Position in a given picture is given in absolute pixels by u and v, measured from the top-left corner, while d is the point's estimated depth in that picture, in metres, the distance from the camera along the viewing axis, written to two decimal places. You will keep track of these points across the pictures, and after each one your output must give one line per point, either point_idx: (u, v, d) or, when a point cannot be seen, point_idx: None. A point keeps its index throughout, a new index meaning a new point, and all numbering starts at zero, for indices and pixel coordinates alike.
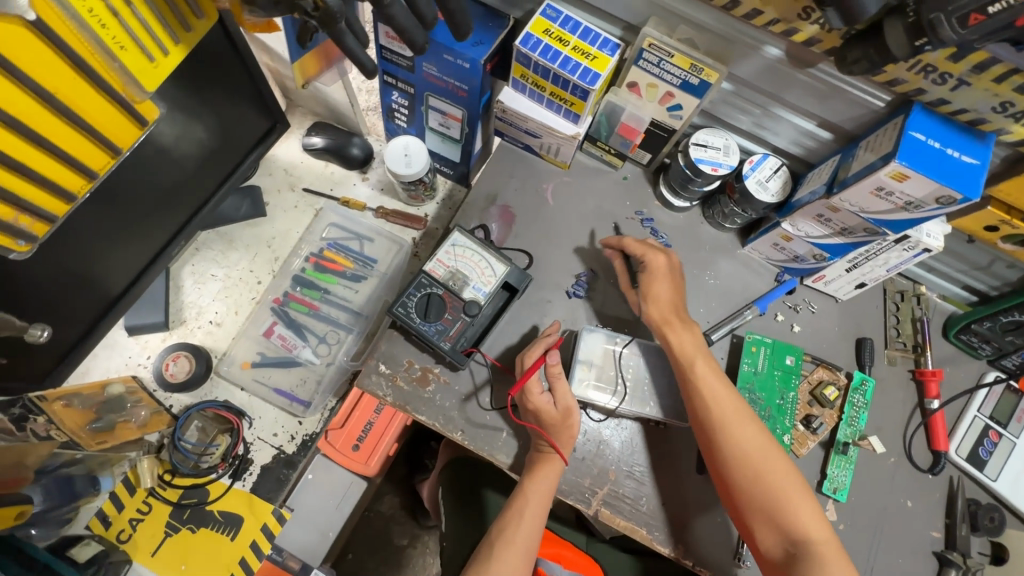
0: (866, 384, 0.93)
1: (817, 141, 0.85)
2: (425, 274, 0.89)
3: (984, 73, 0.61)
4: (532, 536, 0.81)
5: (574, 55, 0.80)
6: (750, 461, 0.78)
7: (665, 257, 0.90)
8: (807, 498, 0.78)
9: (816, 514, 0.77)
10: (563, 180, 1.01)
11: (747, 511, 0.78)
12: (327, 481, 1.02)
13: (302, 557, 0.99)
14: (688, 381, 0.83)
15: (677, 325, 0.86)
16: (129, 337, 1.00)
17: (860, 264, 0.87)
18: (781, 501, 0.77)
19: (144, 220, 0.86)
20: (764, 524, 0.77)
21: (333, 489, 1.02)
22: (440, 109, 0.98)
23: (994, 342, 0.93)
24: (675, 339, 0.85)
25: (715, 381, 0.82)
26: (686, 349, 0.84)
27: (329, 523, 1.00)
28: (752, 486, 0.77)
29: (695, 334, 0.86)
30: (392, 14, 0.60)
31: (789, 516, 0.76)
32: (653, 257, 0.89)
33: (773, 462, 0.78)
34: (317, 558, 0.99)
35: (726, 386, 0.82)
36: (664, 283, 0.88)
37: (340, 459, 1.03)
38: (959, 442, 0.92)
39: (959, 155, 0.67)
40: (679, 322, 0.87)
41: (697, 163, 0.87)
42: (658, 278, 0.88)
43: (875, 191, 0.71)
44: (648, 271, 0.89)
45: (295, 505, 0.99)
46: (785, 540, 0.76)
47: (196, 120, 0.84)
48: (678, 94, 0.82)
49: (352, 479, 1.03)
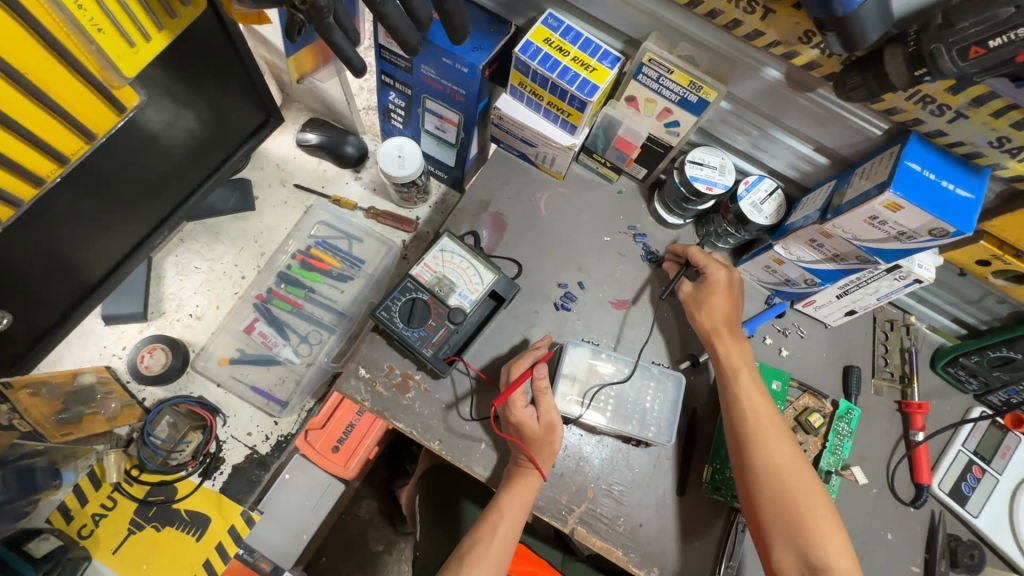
0: (852, 413, 0.92)
1: (813, 166, 0.84)
2: (411, 278, 0.87)
3: (983, 107, 0.61)
4: (504, 552, 0.80)
5: (574, 66, 0.80)
6: (781, 480, 0.76)
7: (727, 271, 0.89)
8: (834, 525, 0.76)
9: (841, 546, 0.74)
10: (558, 191, 1.00)
11: (769, 530, 0.76)
12: (304, 482, 1.00)
13: (275, 558, 0.96)
14: (730, 392, 0.82)
15: (728, 336, 0.86)
16: (105, 326, 0.98)
17: (851, 291, 0.86)
18: (807, 526, 0.75)
19: (128, 207, 0.85)
20: (784, 546, 0.75)
21: (310, 490, 1.00)
22: (436, 112, 0.97)
23: (981, 376, 0.93)
24: (722, 350, 0.85)
25: (756, 393, 0.82)
26: (732, 360, 0.84)
27: (304, 525, 0.98)
28: (780, 505, 0.75)
29: (746, 348, 0.86)
30: (384, 13, 0.59)
31: (812, 539, 0.74)
32: (715, 270, 0.88)
33: (804, 483, 0.77)
34: (289, 560, 0.97)
35: (767, 401, 0.82)
36: (720, 297, 0.87)
37: (318, 459, 1.00)
38: (941, 476, 0.91)
39: (954, 188, 0.66)
40: (728, 333, 0.86)
41: (692, 182, 0.87)
42: (716, 290, 0.87)
43: (869, 219, 0.71)
44: (707, 283, 0.88)
45: (266, 507, 0.96)
46: (804, 566, 0.74)
47: (188, 109, 0.83)
48: (676, 110, 0.82)
49: (329, 481, 1.01)
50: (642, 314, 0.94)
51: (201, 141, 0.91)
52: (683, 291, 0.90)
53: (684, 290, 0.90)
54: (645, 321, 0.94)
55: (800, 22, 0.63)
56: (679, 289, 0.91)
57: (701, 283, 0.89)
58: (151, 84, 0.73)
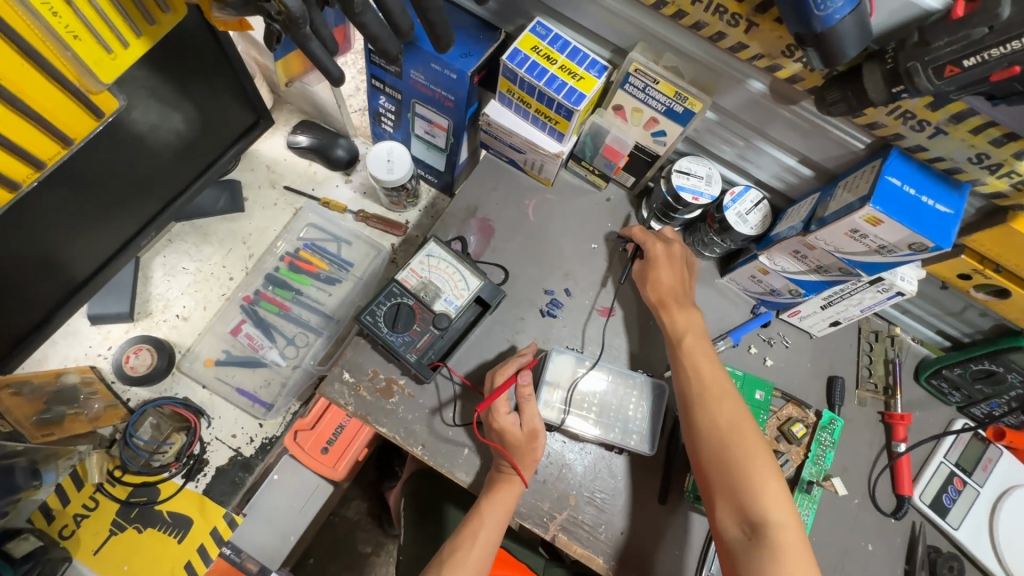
0: (835, 424, 0.92)
1: (798, 177, 0.84)
2: (397, 283, 0.87)
3: (962, 123, 0.61)
4: (485, 558, 0.79)
5: (561, 74, 0.80)
6: (720, 435, 0.77)
7: (665, 245, 0.91)
8: (777, 482, 0.74)
9: (784, 503, 0.73)
10: (546, 198, 1.00)
11: (712, 487, 0.76)
12: (293, 483, 0.98)
13: (261, 559, 0.94)
14: (677, 356, 0.85)
15: (675, 306, 0.88)
16: (91, 326, 0.98)
17: (835, 302, 0.87)
18: (746, 481, 0.74)
19: (113, 207, 0.85)
20: (725, 502, 0.74)
21: (299, 491, 0.98)
22: (426, 117, 0.97)
23: (963, 388, 0.93)
24: (669, 317, 0.87)
25: (699, 354, 0.83)
26: (679, 328, 0.86)
27: (291, 526, 0.96)
28: (720, 461, 0.76)
29: (696, 319, 0.88)
30: (364, 22, 0.60)
31: (750, 494, 0.73)
32: (652, 245, 0.91)
33: (745, 439, 0.77)
34: (277, 561, 0.95)
35: (713, 364, 0.83)
36: (665, 269, 0.90)
37: (307, 460, 0.99)
38: (922, 487, 0.91)
39: (933, 203, 0.67)
40: (675, 304, 0.88)
41: (678, 191, 0.87)
42: (658, 264, 0.90)
43: (850, 233, 0.71)
44: (648, 259, 0.91)
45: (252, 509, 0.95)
46: (745, 522, 0.73)
47: (174, 111, 0.83)
48: (662, 120, 0.82)
49: (318, 483, 0.99)
50: (628, 322, 0.94)
51: (188, 142, 0.91)
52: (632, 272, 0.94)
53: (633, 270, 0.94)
54: (630, 328, 0.94)
55: (782, 36, 0.63)
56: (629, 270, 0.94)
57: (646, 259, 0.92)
58: (136, 86, 0.73)
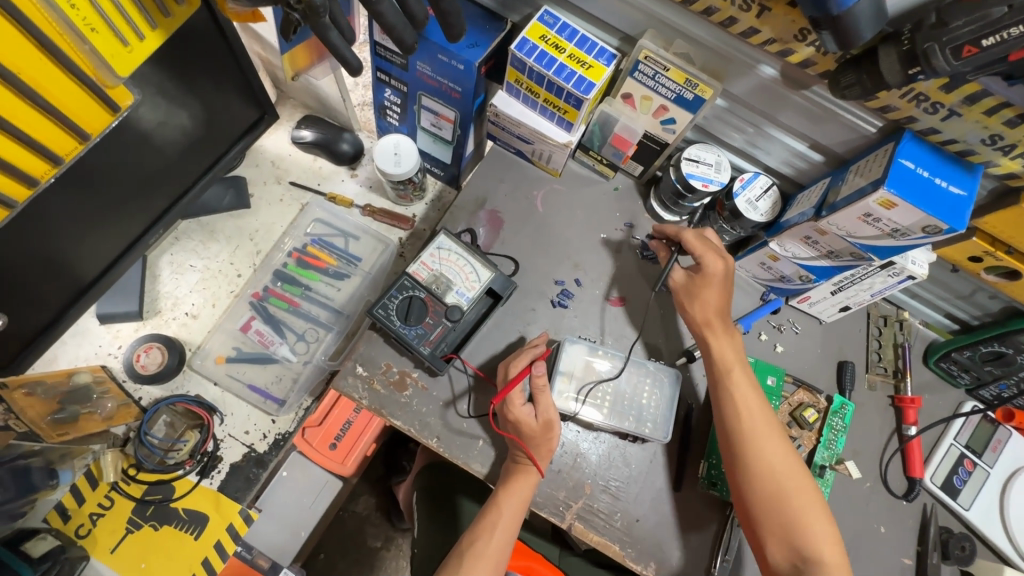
0: (846, 408, 0.93)
1: (808, 163, 0.84)
2: (408, 276, 0.87)
3: (975, 105, 0.61)
4: (503, 549, 0.80)
5: (570, 63, 0.80)
6: (770, 475, 0.76)
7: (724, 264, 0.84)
8: (824, 518, 0.76)
9: (832, 537, 0.75)
10: (554, 188, 1.00)
11: (763, 525, 0.76)
12: (302, 478, 1.00)
13: (273, 556, 0.97)
14: (724, 387, 0.82)
15: (721, 331, 0.85)
16: (101, 325, 0.98)
17: (845, 288, 0.87)
18: (797, 519, 0.75)
19: (122, 205, 0.85)
20: (776, 539, 0.75)
21: (308, 487, 1.00)
22: (432, 109, 0.97)
23: (973, 371, 0.94)
24: (714, 343, 0.84)
25: (748, 389, 0.81)
26: (725, 356, 0.84)
27: (301, 522, 0.99)
28: (773, 501, 0.76)
29: (739, 345, 0.85)
30: (379, 11, 0.59)
31: (802, 532, 0.75)
32: (712, 259, 0.84)
33: (796, 478, 0.77)
34: (287, 558, 0.97)
35: (759, 397, 0.81)
36: (715, 289, 0.85)
37: (315, 456, 1.01)
38: (933, 469, 0.92)
39: (946, 185, 0.67)
40: (722, 328, 0.85)
41: (688, 179, 0.87)
42: (710, 283, 0.85)
43: (863, 217, 0.71)
44: (700, 277, 0.85)
45: (264, 505, 0.97)
46: (795, 558, 0.75)
47: (181, 107, 0.82)
48: (672, 108, 0.82)
49: (326, 478, 1.02)
50: (639, 311, 0.95)
51: (195, 138, 0.90)
52: (674, 281, 0.89)
53: (675, 280, 0.89)
54: (641, 317, 0.94)
55: (795, 20, 0.63)
56: (669, 278, 0.89)
57: (693, 275, 0.87)
58: (143, 81, 0.73)
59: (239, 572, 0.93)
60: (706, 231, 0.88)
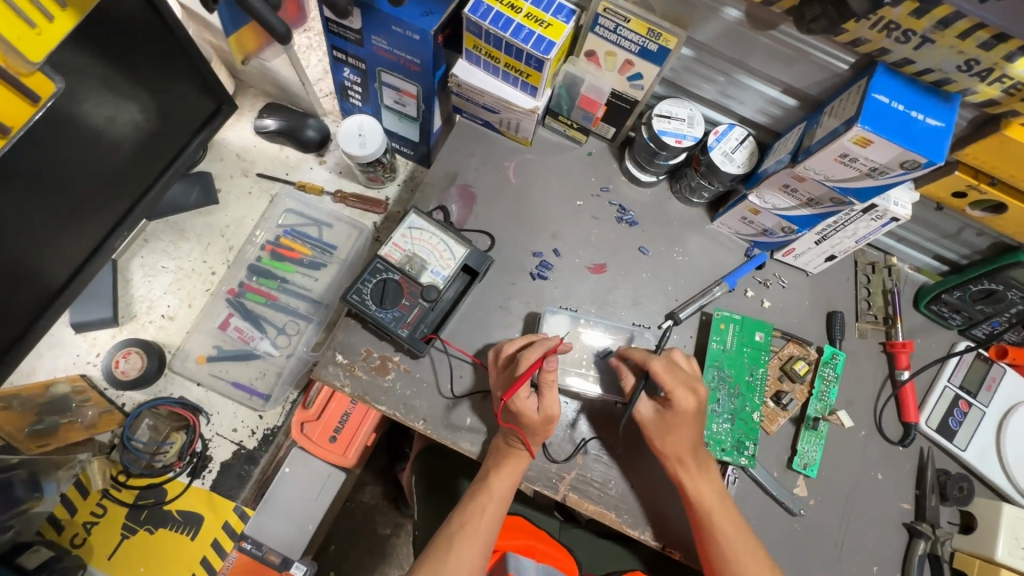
0: (837, 358, 0.92)
1: (782, 109, 0.82)
2: (381, 259, 0.85)
3: (949, 29, 0.58)
4: (492, 531, 0.78)
5: (527, 23, 0.76)
6: None
7: (696, 398, 0.78)
8: None
9: None
10: (526, 158, 0.97)
11: None
12: (305, 473, 0.99)
13: (282, 550, 0.96)
14: (704, 529, 0.76)
15: (694, 466, 0.78)
16: (76, 334, 0.96)
17: (829, 236, 0.85)
18: None
19: (81, 207, 0.83)
20: None
21: (311, 481, 0.99)
22: (394, 85, 0.94)
23: (964, 311, 0.93)
24: (690, 484, 0.77)
25: (731, 522, 0.76)
26: (704, 497, 0.77)
27: (307, 515, 0.98)
28: None
29: (712, 477, 0.79)
30: None
31: None
32: (682, 397, 0.77)
33: None
34: (296, 551, 0.97)
35: (738, 528, 0.77)
36: (690, 427, 0.78)
37: (316, 450, 0.98)
38: (929, 413, 0.91)
39: (923, 117, 0.64)
40: (693, 466, 0.78)
41: (660, 136, 0.85)
42: (686, 419, 0.78)
43: (839, 158, 0.69)
44: (673, 412, 0.78)
45: (271, 496, 0.96)
46: None
47: (129, 99, 0.80)
48: (638, 62, 0.79)
49: (330, 470, 1.00)
50: (619, 277, 0.94)
51: (149, 133, 0.88)
52: (644, 415, 0.81)
53: (645, 415, 0.81)
54: (624, 283, 0.93)
55: None
56: (638, 414, 0.81)
57: (666, 409, 0.80)
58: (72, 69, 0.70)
59: (251, 568, 0.94)
60: (672, 353, 0.82)
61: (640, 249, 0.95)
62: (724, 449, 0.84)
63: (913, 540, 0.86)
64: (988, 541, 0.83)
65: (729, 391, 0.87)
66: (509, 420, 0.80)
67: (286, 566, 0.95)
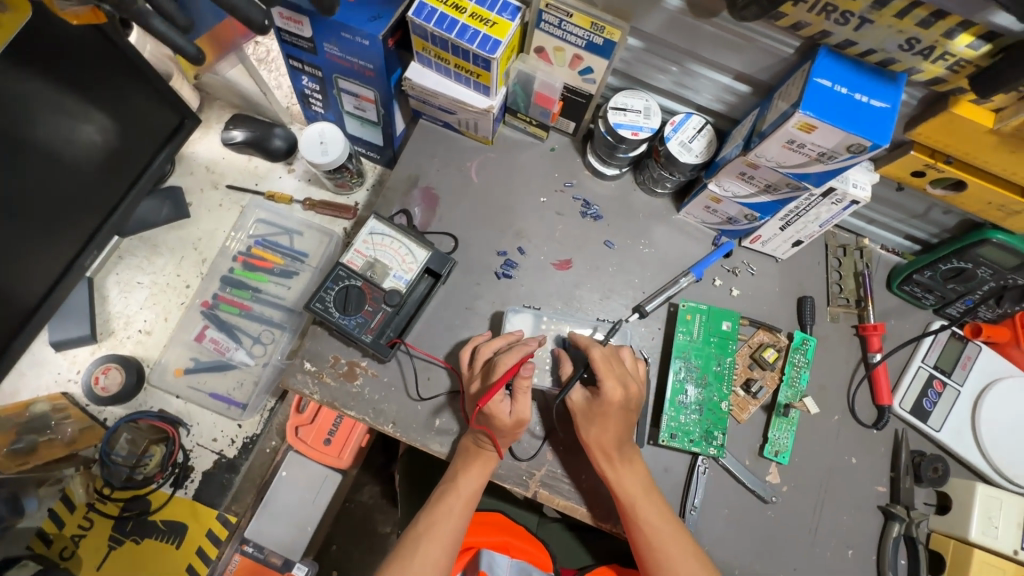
0: (808, 343, 0.91)
1: (737, 96, 0.81)
2: (343, 266, 0.86)
3: (885, 8, 0.57)
4: (457, 532, 0.79)
5: (472, 23, 0.76)
6: None
7: (624, 391, 0.78)
8: None
9: None
10: (488, 157, 0.97)
11: None
12: (302, 476, 1.00)
13: (283, 552, 0.96)
14: (628, 520, 0.77)
15: (617, 460, 0.78)
16: (57, 353, 0.98)
17: (792, 222, 0.84)
18: None
19: (47, 228, 0.85)
20: None
21: (309, 484, 1.00)
22: (351, 91, 0.94)
23: (936, 290, 0.91)
24: (612, 476, 0.77)
25: (656, 512, 0.77)
26: (626, 489, 0.77)
27: (306, 517, 0.98)
28: None
29: (635, 467, 0.79)
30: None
31: None
32: (611, 387, 0.77)
33: None
34: (298, 552, 0.97)
35: (664, 518, 0.77)
36: (614, 418, 0.78)
37: (312, 454, 1.00)
38: (902, 395, 0.90)
39: (867, 99, 0.63)
40: (618, 459, 0.78)
41: (616, 129, 0.84)
42: (611, 408, 0.77)
43: (787, 144, 0.68)
44: (600, 401, 0.78)
45: (268, 501, 0.97)
46: None
47: (80, 119, 0.81)
48: (586, 56, 0.78)
49: (326, 473, 1.01)
50: (586, 271, 0.93)
51: (110, 152, 0.89)
52: (573, 400, 0.81)
53: (574, 400, 0.81)
54: (591, 277, 0.93)
55: None
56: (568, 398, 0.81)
57: (595, 398, 0.79)
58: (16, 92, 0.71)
59: (251, 571, 0.94)
60: (619, 350, 0.83)
61: (606, 243, 0.95)
62: (692, 440, 0.84)
63: (888, 523, 0.86)
64: (962, 521, 0.82)
65: (696, 382, 0.87)
66: (481, 421, 0.79)
67: (287, 569, 0.95)
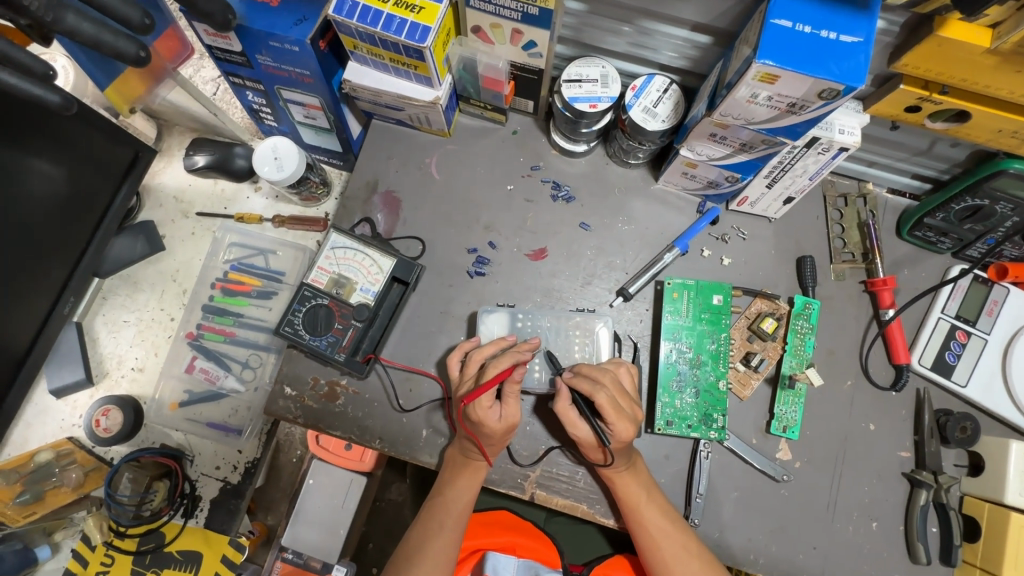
0: (811, 307, 0.84)
1: (699, 49, 0.73)
2: (308, 285, 0.83)
3: None
4: (451, 548, 0.78)
5: (398, 12, 0.70)
6: None
7: (634, 428, 0.72)
8: None
9: None
10: (447, 150, 0.93)
11: None
12: (328, 483, 1.06)
13: (322, 556, 1.05)
14: (635, 524, 0.74)
15: (623, 466, 0.74)
16: (58, 400, 1.00)
17: (779, 177, 0.76)
18: None
19: (13, 284, 0.85)
20: None
21: (335, 490, 1.06)
22: (297, 101, 0.88)
23: (952, 233, 0.83)
24: (618, 482, 0.75)
25: (662, 516, 0.74)
26: (630, 494, 0.74)
27: (337, 521, 1.05)
28: None
29: (639, 468, 0.76)
30: (73, 30, 0.51)
31: None
32: (622, 429, 0.71)
33: None
34: (334, 555, 1.05)
35: (669, 517, 0.74)
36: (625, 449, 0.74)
37: (336, 460, 1.07)
38: (921, 351, 0.83)
39: (835, 36, 0.55)
40: (624, 465, 0.74)
41: (572, 104, 0.77)
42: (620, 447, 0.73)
43: (752, 98, 0.61)
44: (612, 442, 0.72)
45: (299, 511, 1.05)
46: None
47: (17, 171, 0.80)
48: (526, 30, 0.72)
49: (352, 477, 1.07)
50: (563, 257, 0.88)
51: (64, 198, 0.88)
52: (585, 437, 0.74)
53: (586, 437, 0.74)
54: (569, 263, 0.88)
55: None
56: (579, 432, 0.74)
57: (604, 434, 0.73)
58: None
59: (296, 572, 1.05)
60: (619, 369, 0.78)
61: (581, 226, 0.89)
62: (690, 425, 0.80)
63: (915, 491, 0.80)
64: (995, 484, 0.76)
65: (690, 363, 0.82)
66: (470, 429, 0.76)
67: (327, 570, 1.04)
